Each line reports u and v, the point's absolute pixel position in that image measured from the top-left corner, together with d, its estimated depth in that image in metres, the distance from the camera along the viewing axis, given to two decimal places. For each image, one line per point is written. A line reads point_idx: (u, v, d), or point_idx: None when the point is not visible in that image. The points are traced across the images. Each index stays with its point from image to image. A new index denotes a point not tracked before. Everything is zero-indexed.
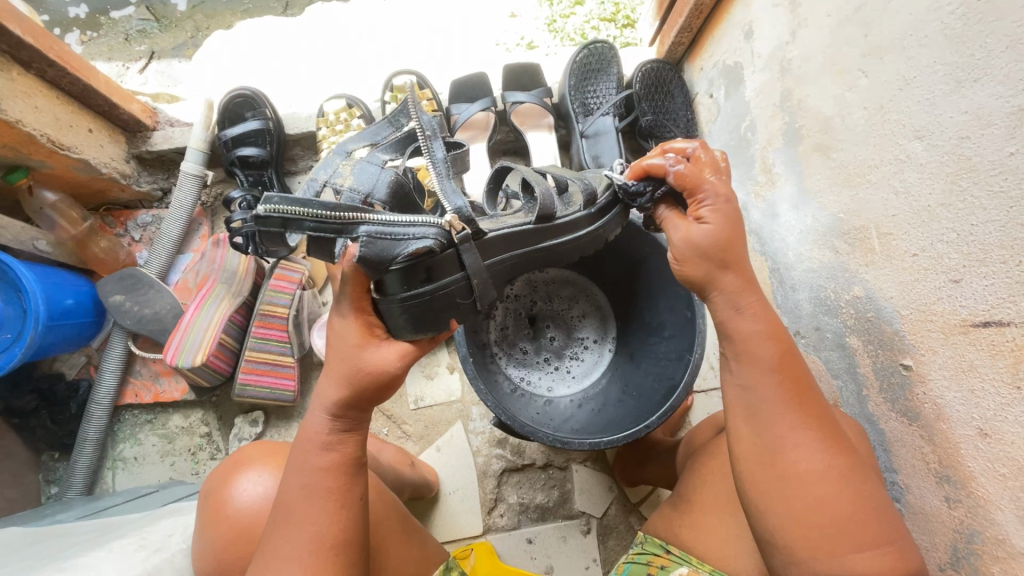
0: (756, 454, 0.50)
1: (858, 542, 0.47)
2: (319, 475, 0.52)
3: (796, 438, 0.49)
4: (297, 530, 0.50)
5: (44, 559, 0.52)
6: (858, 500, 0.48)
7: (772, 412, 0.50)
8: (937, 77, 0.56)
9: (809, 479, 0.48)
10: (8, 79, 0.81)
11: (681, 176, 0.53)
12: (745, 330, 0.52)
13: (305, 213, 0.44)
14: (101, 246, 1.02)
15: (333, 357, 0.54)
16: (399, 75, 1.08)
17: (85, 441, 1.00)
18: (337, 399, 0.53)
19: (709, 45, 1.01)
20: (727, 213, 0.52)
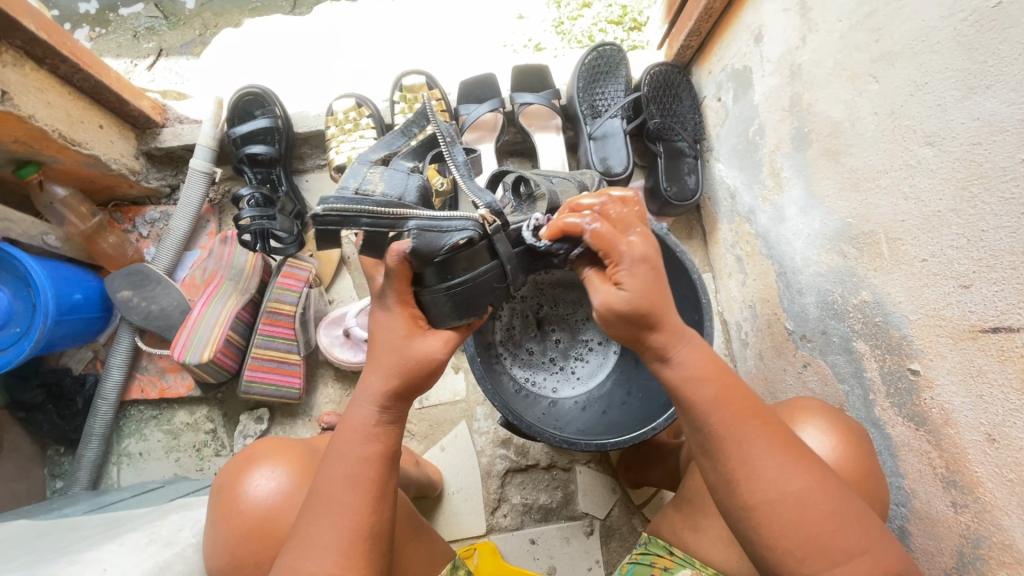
0: (722, 485, 0.52)
1: (833, 556, 0.48)
2: (360, 465, 0.52)
3: (757, 467, 0.50)
4: (329, 521, 0.50)
5: (55, 552, 0.52)
6: (825, 517, 0.49)
7: (726, 447, 0.51)
8: (948, 83, 0.56)
9: (771, 508, 0.50)
10: (21, 74, 0.81)
11: (596, 235, 0.51)
12: (683, 373, 0.53)
13: (362, 209, 0.46)
14: (110, 243, 1.04)
15: (382, 347, 0.54)
16: (408, 75, 1.08)
17: (91, 436, 1.00)
18: (384, 390, 0.53)
19: (718, 48, 1.02)
20: (644, 278, 0.50)
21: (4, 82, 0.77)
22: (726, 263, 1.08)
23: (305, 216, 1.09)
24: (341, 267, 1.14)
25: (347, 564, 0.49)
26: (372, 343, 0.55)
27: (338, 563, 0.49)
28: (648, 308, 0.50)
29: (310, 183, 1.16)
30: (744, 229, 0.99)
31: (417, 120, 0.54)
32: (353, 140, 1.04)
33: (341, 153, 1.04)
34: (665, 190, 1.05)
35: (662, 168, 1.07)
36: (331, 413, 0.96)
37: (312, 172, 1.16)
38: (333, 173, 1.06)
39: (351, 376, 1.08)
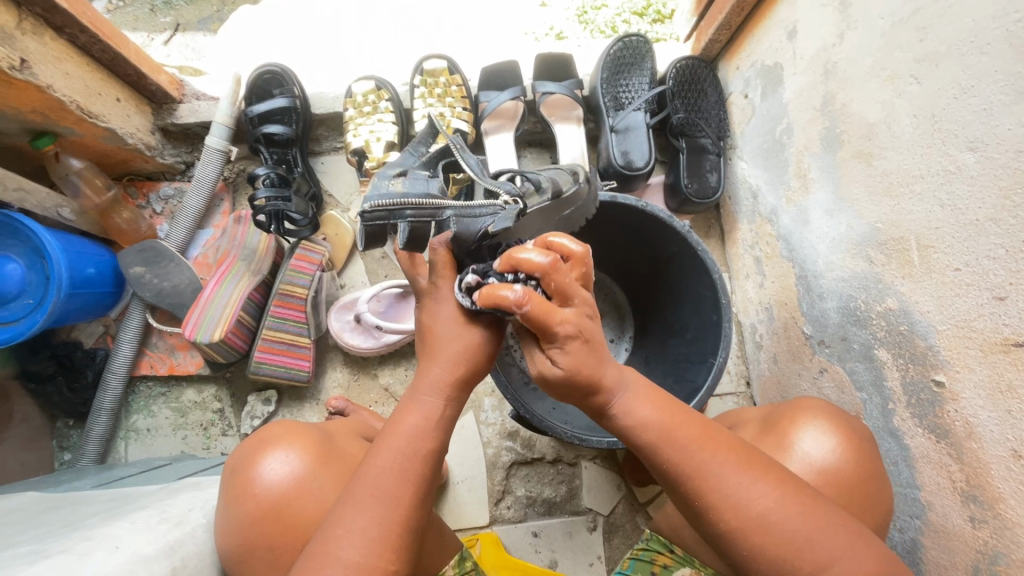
0: (694, 514, 0.51)
1: (816, 567, 0.47)
2: (413, 457, 0.52)
3: (720, 491, 0.49)
4: (376, 506, 0.49)
5: (66, 527, 0.52)
6: (797, 531, 0.48)
7: (686, 477, 0.51)
8: (996, 87, 0.54)
9: (744, 528, 0.49)
10: (41, 43, 0.80)
11: (529, 319, 0.46)
12: (630, 416, 0.52)
13: (405, 204, 0.47)
14: (124, 217, 1.02)
15: (444, 334, 0.55)
16: (429, 59, 1.06)
17: (100, 410, 1.00)
18: (447, 377, 0.54)
19: (748, 43, 0.99)
20: (579, 352, 0.48)
21: (23, 50, 0.76)
22: (744, 264, 1.06)
23: (319, 198, 1.08)
24: (354, 252, 1.13)
25: (385, 555, 0.48)
26: (428, 335, 0.56)
27: (378, 553, 0.48)
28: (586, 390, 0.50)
29: (326, 165, 1.14)
30: (765, 230, 0.97)
31: (424, 139, 0.61)
32: (371, 123, 1.03)
33: (359, 136, 1.03)
34: (685, 187, 1.04)
35: (684, 164, 1.05)
36: (340, 398, 0.95)
37: (328, 155, 1.15)
38: (350, 157, 1.05)
39: (360, 362, 1.08)
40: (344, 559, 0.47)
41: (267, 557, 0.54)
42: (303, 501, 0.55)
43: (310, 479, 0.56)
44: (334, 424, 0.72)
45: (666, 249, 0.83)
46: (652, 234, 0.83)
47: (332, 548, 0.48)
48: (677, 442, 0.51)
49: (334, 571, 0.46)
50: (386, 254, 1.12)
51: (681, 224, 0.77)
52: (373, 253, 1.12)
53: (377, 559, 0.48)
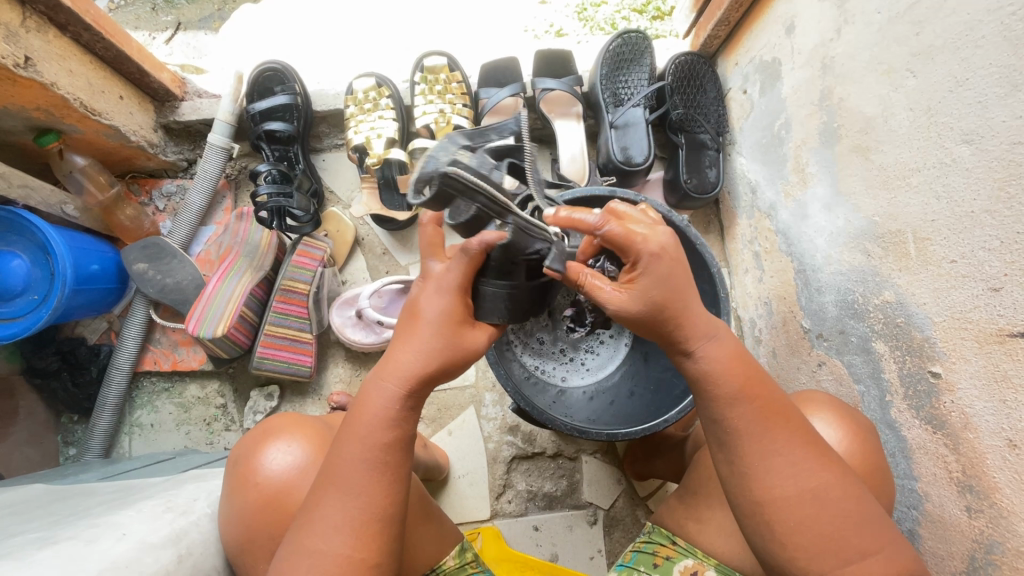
0: (735, 478, 0.53)
1: (844, 555, 0.49)
2: (379, 452, 0.51)
3: (772, 461, 0.51)
4: (347, 500, 0.51)
5: (73, 516, 0.53)
6: (839, 517, 0.50)
7: (743, 440, 0.52)
8: (992, 79, 0.55)
9: (785, 504, 0.50)
10: (45, 41, 0.81)
11: (612, 235, 0.52)
12: (703, 367, 0.53)
13: (483, 188, 0.46)
14: (127, 215, 1.04)
15: (424, 325, 0.53)
16: (430, 56, 1.07)
17: (104, 405, 1.01)
18: (415, 370, 0.52)
19: (746, 39, 1.00)
20: (658, 270, 0.51)
21: (27, 47, 0.77)
22: (743, 259, 1.06)
23: (320, 194, 1.09)
24: (355, 248, 1.13)
25: (360, 545, 0.50)
26: (408, 326, 0.54)
27: (353, 543, 0.50)
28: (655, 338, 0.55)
29: (327, 162, 1.15)
30: (764, 225, 0.98)
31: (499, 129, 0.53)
32: (372, 120, 1.04)
33: (360, 133, 1.03)
34: (684, 182, 1.04)
35: (683, 160, 1.05)
36: (342, 393, 0.97)
37: (329, 151, 1.15)
38: (351, 153, 1.05)
39: (362, 357, 1.08)
40: (320, 550, 0.50)
41: (269, 545, 0.55)
42: (299, 491, 0.56)
43: (309, 471, 0.57)
44: (336, 417, 0.72)
45: None
46: None
47: (307, 541, 0.50)
48: (741, 406, 0.52)
49: (319, 561, 0.49)
50: (387, 251, 1.13)
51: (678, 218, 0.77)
52: (375, 249, 1.13)
53: (353, 549, 0.50)
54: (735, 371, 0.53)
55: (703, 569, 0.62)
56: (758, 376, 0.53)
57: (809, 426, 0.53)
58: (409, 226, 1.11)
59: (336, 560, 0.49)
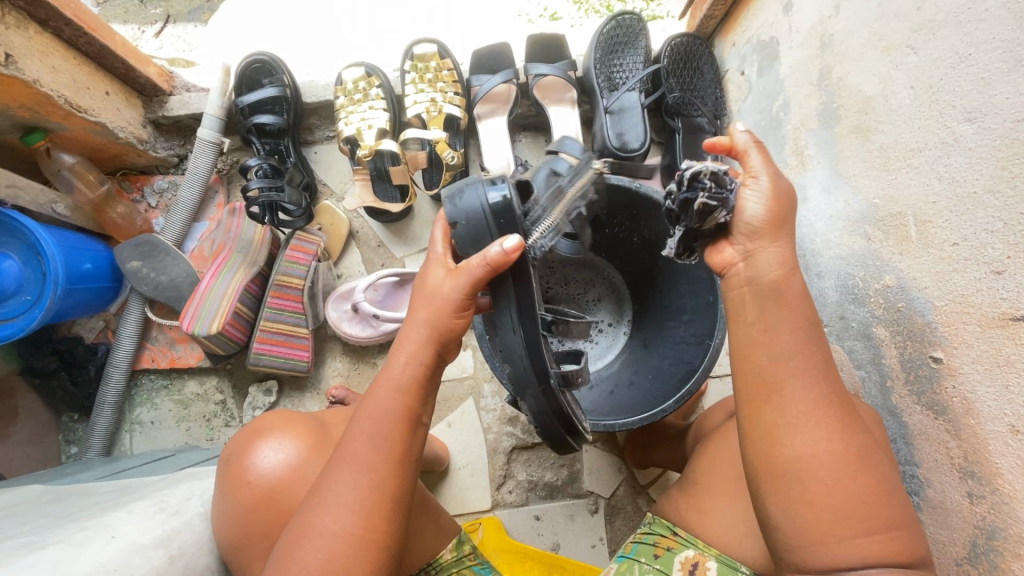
0: (770, 437, 0.49)
1: (869, 524, 0.47)
2: (385, 425, 0.52)
3: (820, 418, 0.49)
4: (352, 477, 0.50)
5: (64, 518, 0.52)
6: (868, 485, 0.48)
7: (787, 390, 0.49)
8: (995, 54, 0.53)
9: (826, 462, 0.48)
10: (25, 37, 0.79)
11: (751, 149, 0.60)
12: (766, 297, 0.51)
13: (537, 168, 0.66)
14: (118, 212, 1.02)
15: (421, 297, 0.55)
16: (419, 43, 1.04)
17: (103, 404, 1.01)
18: (425, 339, 0.54)
19: (743, 18, 0.97)
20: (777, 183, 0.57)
21: (7, 45, 0.76)
22: None
23: (313, 188, 1.08)
24: (349, 241, 1.12)
25: (365, 523, 0.49)
26: (412, 297, 0.57)
27: (358, 520, 0.49)
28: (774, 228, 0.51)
29: (319, 155, 1.13)
30: None
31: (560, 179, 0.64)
32: (363, 110, 1.02)
33: (350, 124, 1.01)
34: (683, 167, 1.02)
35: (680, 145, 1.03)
36: (340, 387, 0.97)
37: (321, 144, 1.14)
38: (342, 145, 1.03)
39: (359, 351, 1.08)
40: (325, 527, 0.49)
41: (263, 544, 0.55)
42: (291, 490, 0.55)
43: (297, 461, 0.57)
44: (332, 413, 0.72)
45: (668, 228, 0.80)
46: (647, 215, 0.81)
47: (312, 518, 0.50)
48: (794, 345, 0.50)
49: (319, 538, 0.48)
50: (382, 243, 1.12)
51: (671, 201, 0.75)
52: (370, 242, 1.12)
53: (356, 528, 0.49)
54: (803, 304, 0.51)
55: (703, 560, 0.61)
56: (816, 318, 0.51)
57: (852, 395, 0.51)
58: (404, 218, 1.10)
59: (341, 538, 0.49)
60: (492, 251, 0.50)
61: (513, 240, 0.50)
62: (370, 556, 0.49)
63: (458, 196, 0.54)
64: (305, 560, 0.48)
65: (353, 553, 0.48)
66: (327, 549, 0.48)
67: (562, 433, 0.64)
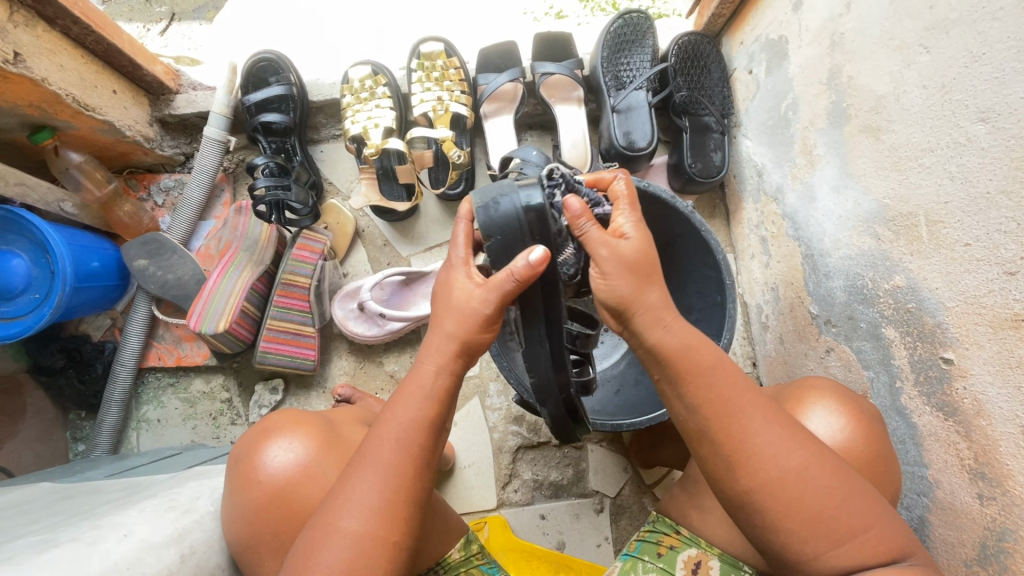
0: (721, 469, 0.51)
1: (839, 534, 0.48)
2: (408, 429, 0.52)
3: (769, 437, 0.50)
4: (375, 478, 0.50)
5: (76, 516, 0.53)
6: (824, 495, 0.49)
7: (722, 424, 0.51)
8: (1009, 54, 0.52)
9: (786, 477, 0.49)
10: (34, 35, 0.79)
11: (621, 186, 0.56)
12: (676, 342, 0.52)
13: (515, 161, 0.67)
14: (126, 210, 1.03)
15: (447, 303, 0.54)
16: (426, 41, 1.04)
17: (110, 402, 1.02)
18: (451, 347, 0.54)
19: (752, 17, 0.97)
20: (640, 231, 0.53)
21: (16, 43, 0.76)
22: (749, 244, 1.04)
23: (319, 186, 1.08)
24: (355, 240, 1.12)
25: (387, 525, 0.49)
26: (434, 303, 0.56)
27: (381, 522, 0.49)
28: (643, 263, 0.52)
29: (325, 153, 1.13)
30: (771, 209, 0.95)
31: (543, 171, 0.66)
32: (369, 109, 1.02)
33: (357, 123, 1.01)
34: (689, 166, 1.02)
35: (687, 144, 1.03)
36: (346, 386, 0.97)
37: (327, 143, 1.14)
38: (348, 144, 1.03)
39: (365, 349, 1.08)
40: (347, 528, 0.49)
41: (273, 543, 0.55)
42: (306, 490, 0.55)
43: (313, 462, 0.57)
44: (340, 412, 0.72)
45: (677, 227, 0.80)
46: (655, 214, 0.80)
47: (333, 519, 0.49)
48: (725, 374, 0.52)
49: (338, 540, 0.48)
50: (388, 242, 1.12)
51: (683, 204, 0.75)
52: (376, 241, 1.12)
53: (378, 529, 0.49)
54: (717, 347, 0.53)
55: (705, 559, 0.61)
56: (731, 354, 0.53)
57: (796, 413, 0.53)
58: (410, 217, 1.10)
59: (363, 539, 0.49)
60: (519, 264, 0.49)
61: (538, 252, 0.49)
62: (389, 558, 0.49)
63: (493, 206, 0.51)
64: (326, 561, 0.48)
65: (374, 555, 0.48)
66: (349, 550, 0.48)
67: (569, 424, 0.67)
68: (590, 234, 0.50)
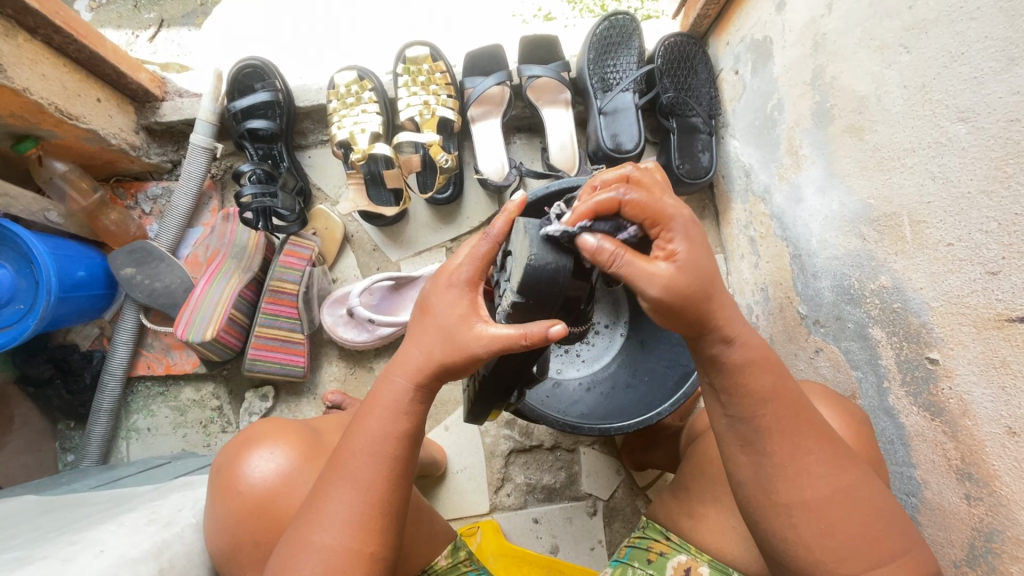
0: (755, 483, 0.51)
1: (872, 559, 0.48)
2: (385, 443, 0.51)
3: (804, 463, 0.50)
4: (350, 491, 0.50)
5: (54, 531, 0.52)
6: (870, 517, 0.49)
7: (771, 439, 0.50)
8: (988, 53, 0.52)
9: (819, 503, 0.49)
10: (14, 45, 0.79)
11: (636, 206, 0.46)
12: (734, 364, 0.51)
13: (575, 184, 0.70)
14: (112, 219, 1.02)
15: (428, 320, 0.52)
16: (411, 46, 1.04)
17: (99, 411, 1.01)
18: (421, 364, 0.52)
19: (737, 18, 0.97)
20: (694, 257, 0.46)
21: None
22: (738, 244, 1.04)
23: (307, 192, 1.08)
24: (345, 245, 1.12)
25: (362, 537, 0.49)
26: (425, 314, 0.53)
27: (354, 535, 0.49)
28: (707, 273, 0.47)
29: (313, 159, 1.13)
30: (759, 210, 0.95)
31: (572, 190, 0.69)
32: (355, 115, 1.02)
33: (343, 128, 1.01)
34: (677, 167, 1.02)
35: (674, 145, 1.03)
36: (336, 392, 0.96)
37: (315, 148, 1.13)
38: (335, 150, 1.02)
39: (356, 355, 1.08)
40: (322, 543, 0.49)
41: (255, 553, 0.55)
42: (285, 499, 0.55)
43: (292, 472, 0.56)
44: (327, 421, 0.72)
45: None
46: None
47: (308, 534, 0.49)
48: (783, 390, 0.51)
49: (314, 555, 0.48)
50: (378, 247, 1.12)
51: None
52: (365, 246, 1.12)
53: (354, 541, 0.49)
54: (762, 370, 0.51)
55: (695, 566, 0.61)
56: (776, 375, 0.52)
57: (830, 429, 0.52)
58: (398, 222, 1.10)
59: (338, 553, 0.49)
60: (535, 329, 0.46)
61: (559, 327, 0.45)
62: (366, 568, 0.49)
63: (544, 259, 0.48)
64: None
65: (350, 567, 0.48)
66: (324, 564, 0.48)
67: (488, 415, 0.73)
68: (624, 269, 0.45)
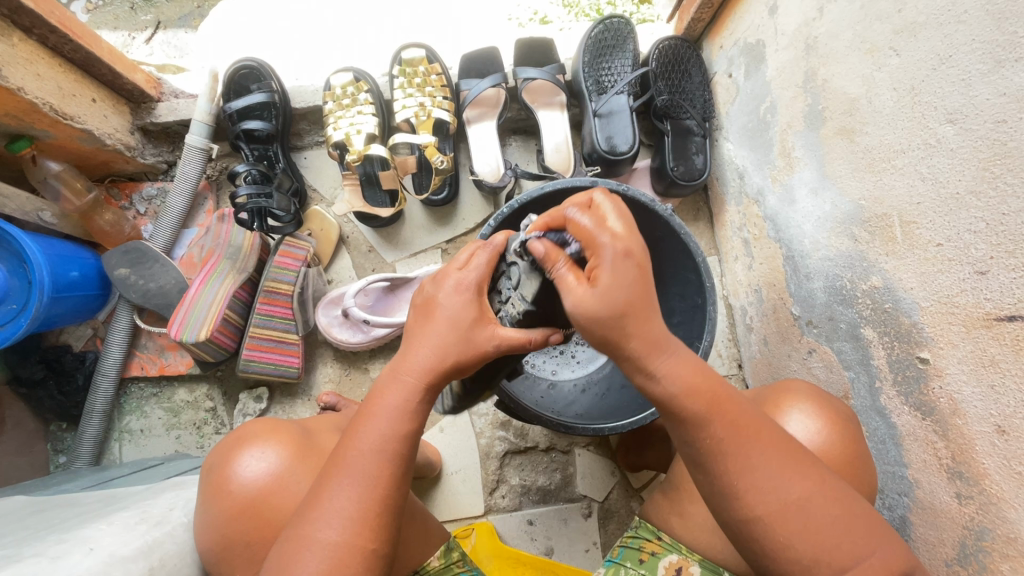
0: (717, 499, 0.51)
1: (842, 561, 0.48)
2: (389, 440, 0.52)
3: (755, 479, 0.50)
4: (353, 486, 0.50)
5: (46, 530, 0.52)
6: (828, 522, 0.49)
7: (718, 462, 0.50)
8: (976, 56, 0.53)
9: (775, 514, 0.49)
10: (10, 45, 0.79)
11: (578, 228, 0.49)
12: (670, 390, 0.50)
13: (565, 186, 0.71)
14: (106, 219, 1.03)
15: (437, 319, 0.54)
16: (407, 48, 1.04)
17: (92, 412, 1.01)
18: (431, 362, 0.53)
19: (730, 21, 0.97)
20: (620, 279, 0.47)
21: None
22: (732, 246, 1.05)
23: (303, 193, 1.08)
24: (340, 246, 1.12)
25: (365, 533, 0.49)
26: (433, 314, 0.55)
27: (357, 531, 0.49)
28: (630, 303, 0.47)
29: (309, 160, 1.13)
30: (752, 211, 0.96)
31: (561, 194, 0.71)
32: (351, 116, 1.02)
33: (339, 129, 1.01)
34: (672, 170, 1.02)
35: (669, 147, 1.03)
36: (331, 393, 0.96)
37: (311, 149, 1.13)
38: (331, 150, 1.03)
39: (350, 357, 1.08)
40: (323, 539, 0.48)
41: (247, 551, 0.55)
42: (276, 497, 0.55)
43: (286, 470, 0.56)
44: (320, 420, 0.72)
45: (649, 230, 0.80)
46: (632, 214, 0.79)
47: (309, 530, 0.49)
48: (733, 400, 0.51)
49: (314, 552, 0.48)
50: (373, 248, 1.12)
51: (663, 208, 0.74)
52: (360, 247, 1.12)
53: (356, 538, 0.49)
54: (694, 394, 0.50)
55: (686, 565, 0.61)
56: (717, 388, 0.51)
57: (778, 434, 0.52)
58: (394, 223, 1.10)
59: (340, 549, 0.48)
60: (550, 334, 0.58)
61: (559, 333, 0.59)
62: (368, 565, 0.49)
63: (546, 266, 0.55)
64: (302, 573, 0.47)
65: (351, 565, 0.48)
66: (326, 561, 0.48)
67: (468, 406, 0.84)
68: (561, 276, 0.50)
